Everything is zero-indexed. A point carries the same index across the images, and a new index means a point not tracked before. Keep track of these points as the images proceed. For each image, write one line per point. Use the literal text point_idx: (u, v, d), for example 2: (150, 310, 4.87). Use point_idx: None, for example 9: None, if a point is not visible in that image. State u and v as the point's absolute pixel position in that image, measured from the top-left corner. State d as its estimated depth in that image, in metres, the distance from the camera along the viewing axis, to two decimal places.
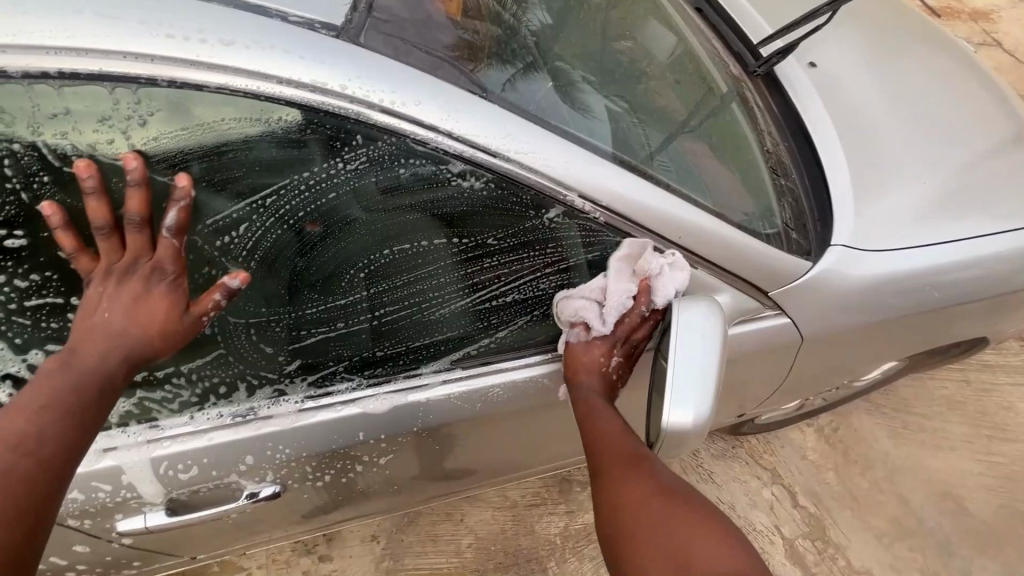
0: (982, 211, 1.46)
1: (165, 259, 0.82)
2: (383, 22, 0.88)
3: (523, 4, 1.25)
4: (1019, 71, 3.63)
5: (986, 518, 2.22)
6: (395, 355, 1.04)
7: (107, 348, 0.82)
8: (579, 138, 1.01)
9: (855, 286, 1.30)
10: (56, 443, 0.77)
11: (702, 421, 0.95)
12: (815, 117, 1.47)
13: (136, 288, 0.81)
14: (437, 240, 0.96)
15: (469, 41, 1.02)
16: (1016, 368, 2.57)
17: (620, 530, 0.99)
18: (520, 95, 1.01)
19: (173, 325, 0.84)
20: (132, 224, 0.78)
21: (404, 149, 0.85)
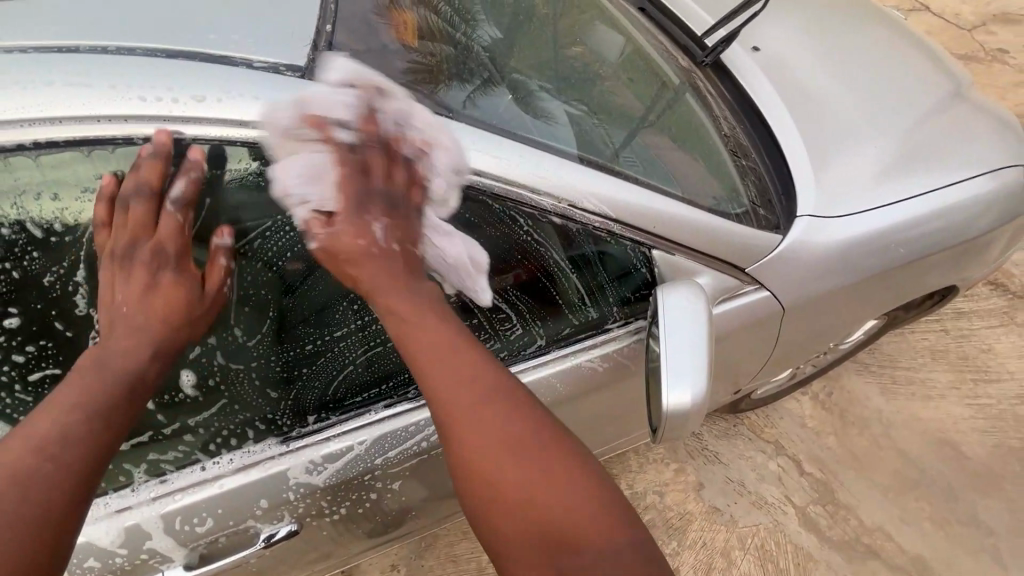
0: (932, 165, 1.54)
1: (169, 238, 0.84)
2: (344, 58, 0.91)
3: (472, 22, 1.29)
4: (949, 33, 3.84)
5: (983, 459, 2.30)
6: (395, 378, 1.04)
7: (133, 338, 0.83)
8: (547, 145, 1.05)
9: (826, 251, 1.36)
10: (76, 444, 0.75)
11: (701, 398, 0.98)
12: (765, 97, 1.53)
13: (145, 274, 0.83)
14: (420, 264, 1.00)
15: (423, 64, 1.06)
16: (989, 312, 2.68)
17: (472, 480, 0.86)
18: (484, 110, 1.05)
19: (189, 307, 0.86)
20: (141, 195, 0.79)
21: (380, 177, 0.89)
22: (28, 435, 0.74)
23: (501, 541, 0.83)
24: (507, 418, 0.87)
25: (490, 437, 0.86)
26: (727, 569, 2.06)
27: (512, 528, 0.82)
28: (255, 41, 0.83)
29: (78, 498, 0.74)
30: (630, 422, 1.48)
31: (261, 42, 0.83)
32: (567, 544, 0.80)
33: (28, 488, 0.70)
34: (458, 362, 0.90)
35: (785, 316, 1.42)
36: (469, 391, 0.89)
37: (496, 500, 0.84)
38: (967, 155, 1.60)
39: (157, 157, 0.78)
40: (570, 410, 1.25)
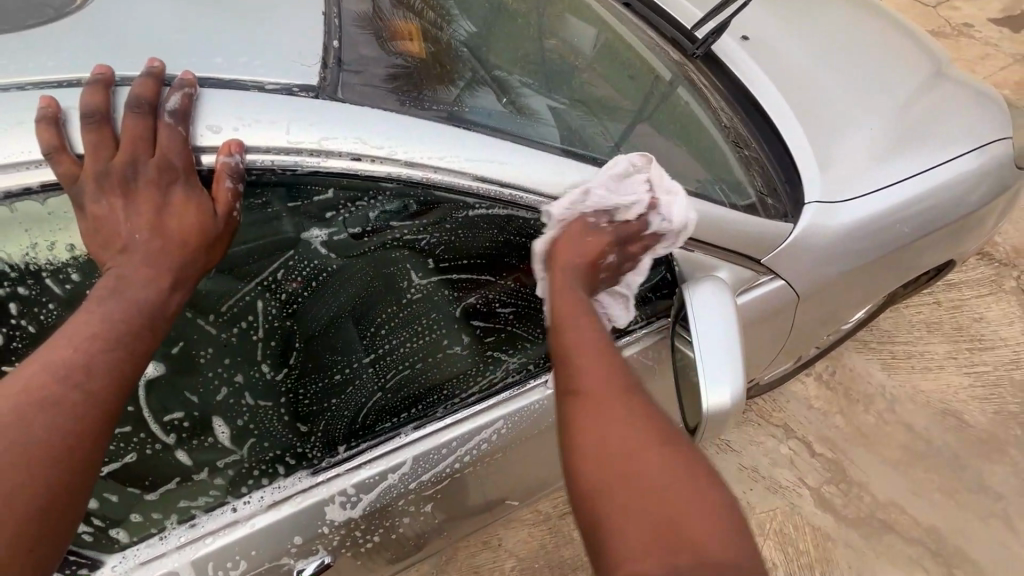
0: (925, 144, 1.57)
1: (168, 153, 0.74)
2: (353, 73, 0.89)
3: (448, 17, 1.28)
4: (916, 13, 3.95)
5: (986, 427, 2.35)
6: (423, 398, 1.02)
7: (147, 267, 0.75)
8: (558, 149, 1.04)
9: (835, 235, 1.37)
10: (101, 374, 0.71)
11: (740, 395, 0.97)
12: (759, 85, 1.53)
13: (150, 195, 0.74)
14: (442, 280, 0.96)
15: (406, 66, 1.03)
16: (976, 282, 2.75)
17: (590, 457, 0.82)
18: (490, 117, 1.03)
19: (205, 228, 0.76)
20: (134, 110, 0.74)
21: (402, 191, 0.84)
22: (52, 359, 0.70)
23: (614, 521, 0.76)
24: (647, 420, 0.85)
25: (625, 436, 0.82)
26: None
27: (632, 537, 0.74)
28: (252, 58, 0.81)
29: (100, 430, 0.71)
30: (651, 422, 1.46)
31: (267, 63, 0.81)
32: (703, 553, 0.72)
33: (46, 418, 0.67)
34: (604, 363, 0.90)
35: (800, 303, 1.43)
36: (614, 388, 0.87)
37: (617, 475, 0.79)
38: (956, 132, 1.63)
39: (149, 76, 0.75)
40: None
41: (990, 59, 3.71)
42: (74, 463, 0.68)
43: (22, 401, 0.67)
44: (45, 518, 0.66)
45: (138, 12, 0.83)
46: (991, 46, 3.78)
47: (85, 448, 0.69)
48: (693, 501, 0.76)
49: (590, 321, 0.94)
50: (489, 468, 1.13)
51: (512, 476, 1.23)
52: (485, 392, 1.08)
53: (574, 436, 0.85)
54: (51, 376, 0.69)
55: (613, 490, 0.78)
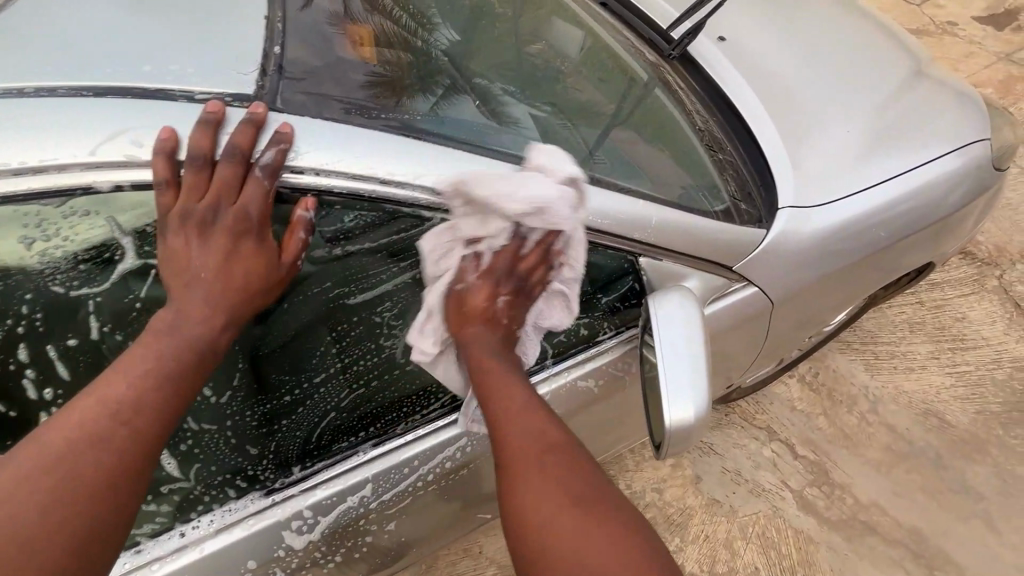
0: (901, 147, 1.55)
1: (251, 205, 0.76)
2: (296, 80, 0.85)
3: (430, 25, 1.24)
4: (900, 11, 3.95)
5: (967, 426, 2.35)
6: (382, 413, 0.98)
7: (207, 305, 0.79)
8: (524, 156, 1.00)
9: (809, 240, 1.34)
10: (151, 411, 0.76)
11: (702, 411, 0.94)
12: (736, 87, 1.51)
13: (223, 242, 0.78)
14: (405, 279, 0.94)
15: (383, 74, 1.00)
16: (958, 281, 2.75)
17: (531, 525, 0.87)
18: (448, 124, 0.98)
19: (267, 276, 0.80)
20: (233, 158, 0.74)
21: (349, 203, 0.80)
22: (105, 395, 0.75)
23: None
24: (584, 488, 0.89)
25: (543, 509, 0.87)
26: (731, 561, 2.06)
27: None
28: (201, 68, 0.77)
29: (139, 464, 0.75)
30: (627, 429, 1.43)
31: (203, 68, 0.78)
32: None
33: (89, 452, 0.73)
34: (524, 430, 0.94)
35: (774, 310, 1.41)
36: (536, 457, 0.91)
37: (556, 542, 0.84)
38: (933, 134, 1.61)
39: (250, 123, 0.75)
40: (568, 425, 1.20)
41: (974, 57, 3.72)
42: (113, 500, 0.73)
43: (70, 431, 0.73)
44: (84, 547, 0.71)
45: (91, 22, 0.80)
46: (976, 44, 3.78)
47: (122, 485, 0.74)
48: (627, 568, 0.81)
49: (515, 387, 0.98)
50: (456, 483, 1.09)
51: (482, 489, 1.20)
52: (447, 406, 1.04)
53: (506, 505, 0.91)
54: (104, 410, 0.74)
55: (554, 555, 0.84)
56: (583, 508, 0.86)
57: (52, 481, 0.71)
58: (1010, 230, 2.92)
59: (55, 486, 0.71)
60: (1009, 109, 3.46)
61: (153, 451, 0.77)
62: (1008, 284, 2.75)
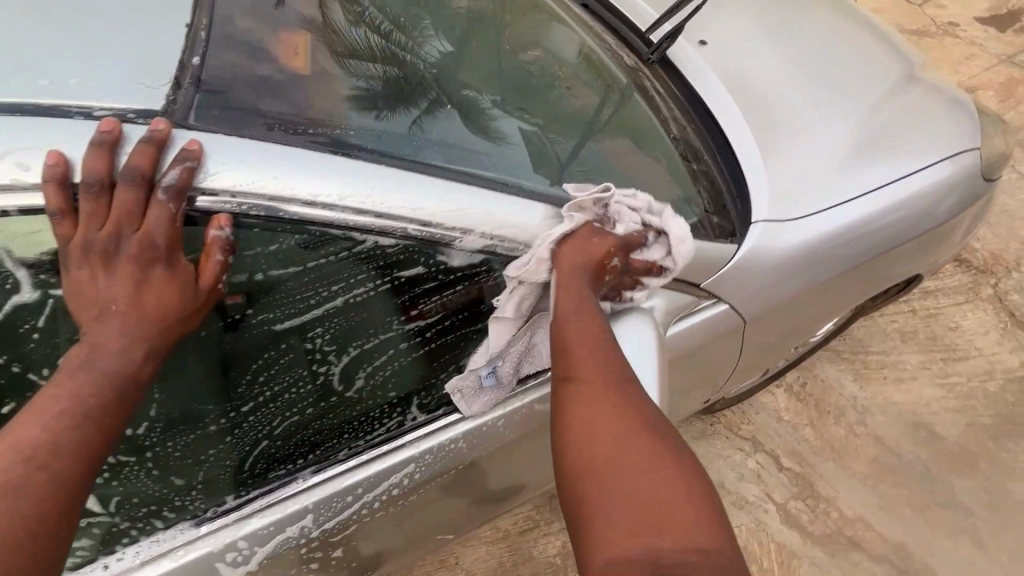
0: (886, 156, 1.50)
1: (157, 230, 0.73)
2: (214, 95, 0.80)
3: (421, 37, 1.24)
4: (900, 11, 3.88)
5: (957, 439, 2.30)
6: (326, 437, 0.93)
7: (121, 336, 0.75)
8: (465, 172, 0.90)
9: (785, 254, 1.28)
10: (73, 452, 0.73)
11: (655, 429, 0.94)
12: (715, 94, 1.46)
13: (131, 271, 0.74)
14: (381, 288, 0.88)
15: (367, 89, 0.99)
16: (953, 289, 2.70)
17: (586, 463, 0.84)
18: (386, 139, 0.90)
19: (185, 301, 0.76)
20: (129, 181, 0.70)
21: (270, 224, 0.76)
22: (19, 439, 0.72)
23: (608, 520, 0.78)
24: (642, 424, 0.86)
25: (610, 434, 0.85)
26: None
27: (616, 524, 0.77)
28: (104, 83, 0.73)
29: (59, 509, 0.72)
30: None
31: (105, 82, 0.73)
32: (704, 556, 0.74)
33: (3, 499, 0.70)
34: (599, 362, 0.90)
35: (748, 327, 1.35)
36: (608, 387, 0.89)
37: (614, 476, 0.81)
38: (920, 143, 1.56)
39: (149, 142, 0.71)
40: (532, 446, 1.15)
41: (974, 59, 3.64)
42: (31, 548, 0.70)
43: None
44: None
45: (25, 29, 0.76)
46: (977, 46, 3.71)
47: (42, 531, 0.71)
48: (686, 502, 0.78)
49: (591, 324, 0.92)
50: (408, 508, 1.03)
51: (439, 513, 1.15)
52: (391, 433, 0.96)
53: (568, 428, 0.88)
54: (18, 455, 0.71)
55: (614, 488, 0.80)
56: (642, 442, 0.84)
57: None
58: (1007, 238, 2.86)
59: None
60: (1007, 113, 3.39)
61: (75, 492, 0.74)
62: (1003, 293, 2.69)
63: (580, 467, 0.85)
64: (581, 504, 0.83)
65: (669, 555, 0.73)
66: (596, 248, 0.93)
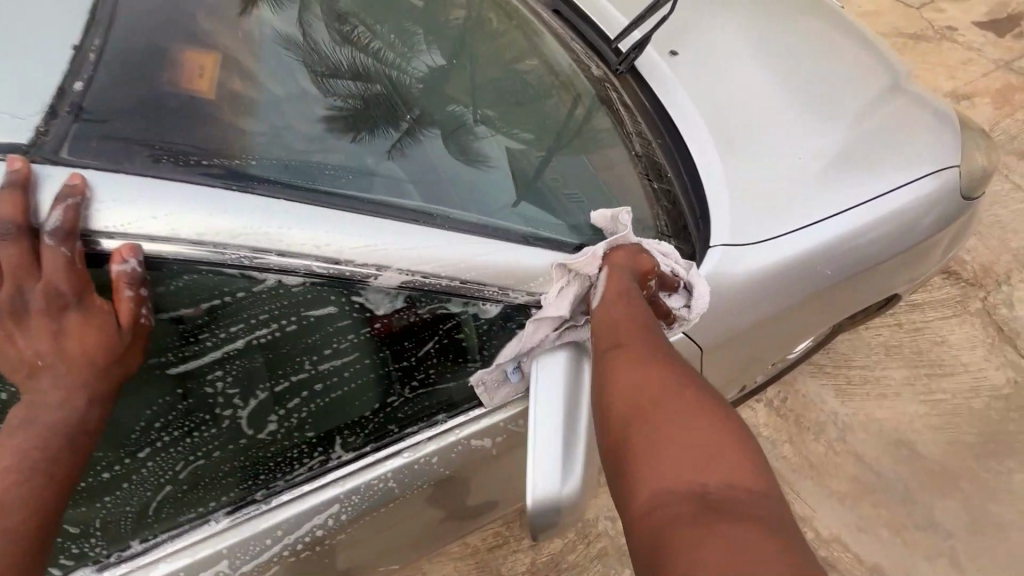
0: (860, 175, 1.44)
1: (57, 278, 0.71)
2: (98, 122, 0.80)
3: (417, 52, 1.34)
4: (897, 13, 3.81)
5: (938, 457, 2.25)
6: (240, 478, 0.91)
7: (57, 389, 0.76)
8: (379, 203, 0.87)
9: (743, 280, 1.24)
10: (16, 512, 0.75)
11: (572, 489, 0.86)
12: (681, 110, 1.41)
13: (45, 323, 0.73)
14: (320, 315, 0.85)
15: (345, 108, 1.08)
16: (941, 302, 2.64)
17: (627, 418, 0.82)
18: (291, 168, 0.89)
19: (110, 343, 0.75)
20: (8, 235, 0.70)
21: (164, 264, 0.75)
22: None
23: (653, 471, 0.75)
24: (685, 381, 0.84)
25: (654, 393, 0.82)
26: None
27: (663, 468, 0.74)
28: None
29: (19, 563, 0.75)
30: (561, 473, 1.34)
31: None
32: (754, 497, 0.71)
33: None
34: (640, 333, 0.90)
35: (706, 355, 1.29)
36: (648, 352, 0.88)
37: (658, 427, 0.79)
38: (898, 160, 1.50)
39: (11, 186, 0.71)
40: (477, 481, 1.10)
41: (971, 64, 3.57)
42: None
43: None
44: None
45: None
46: (975, 51, 3.63)
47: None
48: (732, 450, 0.75)
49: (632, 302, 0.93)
50: (335, 548, 0.99)
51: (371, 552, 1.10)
52: (314, 472, 0.94)
53: (608, 388, 0.86)
54: None
55: (660, 438, 0.78)
56: (685, 394, 0.82)
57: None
58: (998, 249, 2.80)
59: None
60: (1003, 121, 3.32)
61: (32, 548, 0.76)
62: (991, 307, 2.64)
63: (623, 422, 0.83)
64: (624, 454, 0.80)
65: (719, 494, 0.71)
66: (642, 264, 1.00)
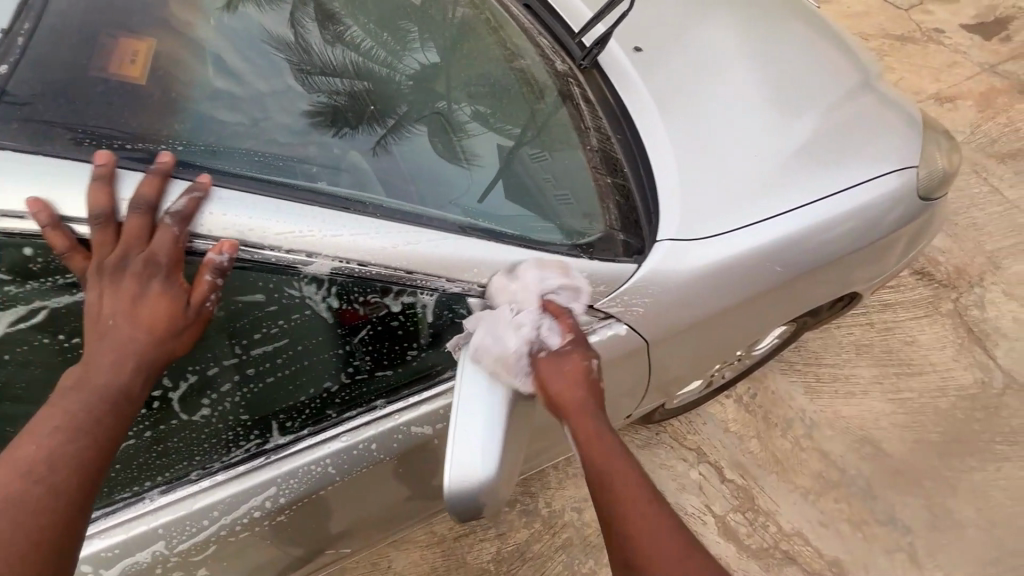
0: (816, 173, 1.45)
1: (160, 251, 0.80)
2: (19, 107, 0.82)
3: (406, 51, 1.38)
4: (885, 14, 3.82)
5: (902, 455, 2.28)
6: (175, 457, 0.95)
7: (116, 355, 0.81)
8: (313, 191, 0.91)
9: (690, 275, 1.25)
10: (65, 466, 0.77)
11: (490, 479, 0.86)
12: (639, 106, 1.42)
13: (132, 288, 0.80)
14: (248, 302, 0.89)
15: (329, 104, 1.15)
16: (913, 303, 2.67)
17: None
18: (222, 154, 0.91)
19: (175, 318, 0.82)
20: (138, 209, 0.79)
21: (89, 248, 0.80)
22: (20, 457, 0.76)
23: None
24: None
25: None
26: None
27: None
28: None
29: (72, 513, 0.77)
30: None
31: None
32: None
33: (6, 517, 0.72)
34: (654, 519, 0.91)
35: (652, 348, 1.31)
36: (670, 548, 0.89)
37: None
38: (857, 159, 1.51)
39: (155, 173, 0.81)
40: (419, 466, 1.13)
41: (956, 67, 3.58)
42: (41, 556, 0.73)
43: None
44: None
45: None
46: (960, 53, 3.65)
47: (60, 530, 0.75)
48: None
49: (628, 476, 0.95)
50: (274, 527, 1.03)
51: (334, 528, 1.18)
52: (251, 453, 0.98)
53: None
54: (19, 469, 0.75)
55: None
56: None
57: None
58: (972, 251, 2.83)
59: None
60: (985, 124, 3.34)
61: (79, 500, 0.77)
62: (963, 308, 2.66)
63: None
64: None
65: None
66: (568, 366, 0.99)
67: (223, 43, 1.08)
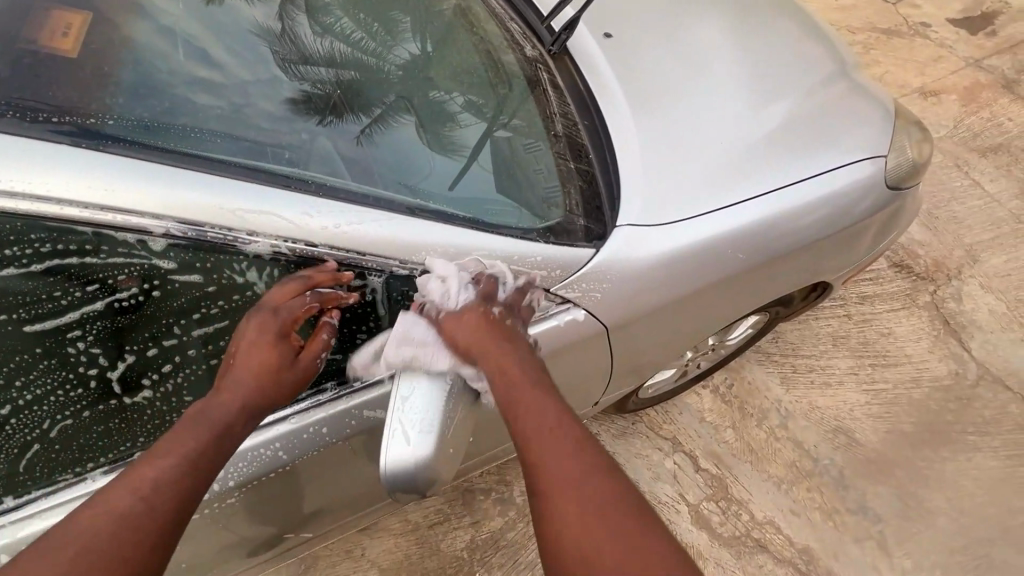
0: (784, 160, 1.44)
1: (293, 314, 0.92)
2: None
3: (396, 41, 1.37)
4: (873, 8, 3.81)
5: (875, 445, 2.31)
6: (118, 436, 0.96)
7: (231, 394, 0.90)
8: (257, 169, 0.94)
9: (651, 262, 1.25)
10: (165, 489, 0.81)
11: (427, 457, 0.90)
12: (605, 93, 1.41)
13: (261, 334, 0.91)
14: (187, 283, 0.91)
15: (314, 92, 1.15)
16: (890, 295, 2.68)
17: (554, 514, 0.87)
18: (155, 129, 0.91)
19: (280, 373, 0.92)
20: (303, 281, 0.93)
21: (16, 223, 0.78)
22: (134, 477, 0.81)
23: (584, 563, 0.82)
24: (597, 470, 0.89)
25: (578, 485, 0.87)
26: None
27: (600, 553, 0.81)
28: None
29: (157, 533, 0.79)
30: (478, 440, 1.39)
31: None
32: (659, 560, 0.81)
33: (102, 530, 0.76)
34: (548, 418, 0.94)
35: (614, 334, 1.31)
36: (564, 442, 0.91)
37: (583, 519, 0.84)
38: (827, 148, 1.51)
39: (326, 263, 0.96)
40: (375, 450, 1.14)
41: (940, 61, 3.58)
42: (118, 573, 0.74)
43: (96, 512, 0.77)
44: None
45: None
46: (945, 48, 3.65)
47: (142, 547, 0.77)
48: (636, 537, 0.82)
49: (527, 391, 0.96)
50: (226, 510, 1.04)
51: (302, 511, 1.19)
52: None
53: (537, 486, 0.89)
54: (128, 486, 0.80)
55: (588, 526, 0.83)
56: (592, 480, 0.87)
57: (71, 553, 0.74)
58: (951, 244, 2.84)
59: (73, 558, 0.73)
60: (968, 118, 3.34)
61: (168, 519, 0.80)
62: (940, 300, 2.68)
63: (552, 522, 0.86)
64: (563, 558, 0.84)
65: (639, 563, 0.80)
66: (452, 320, 1.01)
67: (188, 27, 1.08)
